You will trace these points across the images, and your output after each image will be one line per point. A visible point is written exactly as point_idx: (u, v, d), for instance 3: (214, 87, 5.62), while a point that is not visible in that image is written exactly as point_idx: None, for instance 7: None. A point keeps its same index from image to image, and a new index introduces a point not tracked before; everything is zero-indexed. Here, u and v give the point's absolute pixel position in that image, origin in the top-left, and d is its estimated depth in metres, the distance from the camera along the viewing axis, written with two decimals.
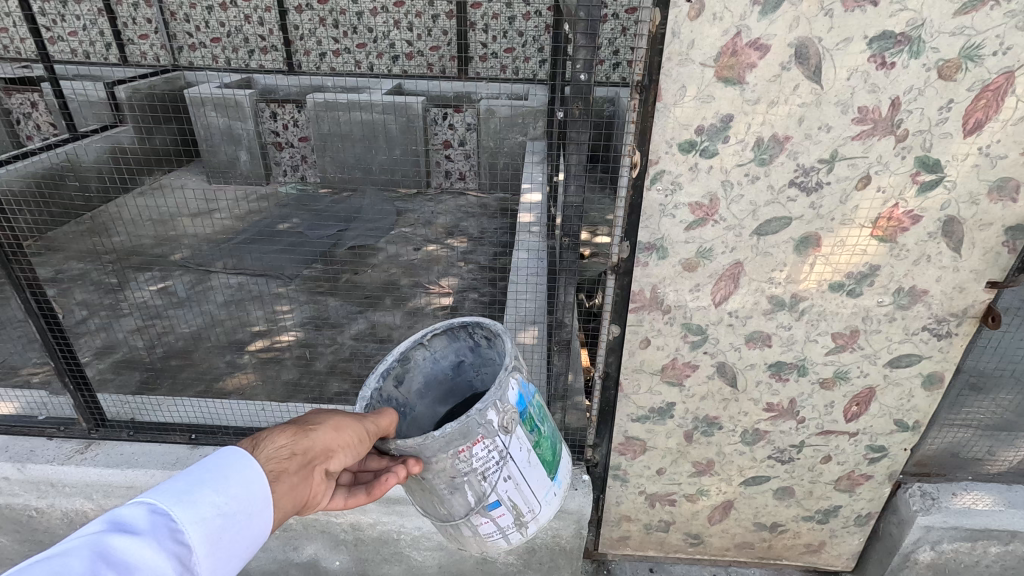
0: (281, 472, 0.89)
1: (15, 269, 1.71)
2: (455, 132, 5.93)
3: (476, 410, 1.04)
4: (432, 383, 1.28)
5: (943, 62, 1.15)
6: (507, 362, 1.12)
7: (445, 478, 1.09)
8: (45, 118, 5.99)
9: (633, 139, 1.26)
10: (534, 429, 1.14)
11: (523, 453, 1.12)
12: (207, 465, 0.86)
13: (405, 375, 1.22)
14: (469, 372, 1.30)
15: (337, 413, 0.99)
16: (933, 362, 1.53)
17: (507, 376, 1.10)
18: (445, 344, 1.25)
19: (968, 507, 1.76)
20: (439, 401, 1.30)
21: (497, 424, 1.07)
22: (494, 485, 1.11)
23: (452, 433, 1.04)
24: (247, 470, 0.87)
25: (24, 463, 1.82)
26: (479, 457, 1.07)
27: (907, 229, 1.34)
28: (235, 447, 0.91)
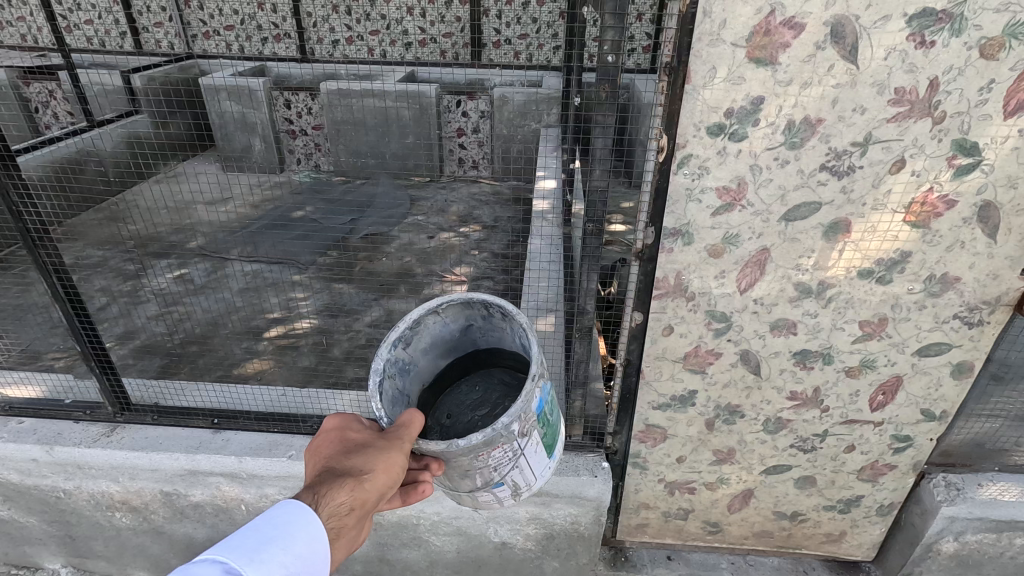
0: (343, 528, 0.87)
1: (41, 253, 1.73)
2: (468, 119, 5.82)
3: (502, 422, 1.05)
4: (438, 342, 1.29)
5: (986, 40, 1.11)
6: (533, 370, 1.11)
7: (458, 473, 1.09)
8: (63, 107, 6.05)
9: (661, 122, 1.24)
10: (546, 426, 1.16)
11: (535, 449, 1.14)
12: (273, 522, 0.85)
13: (415, 338, 1.22)
14: (474, 333, 1.32)
15: (383, 448, 0.94)
16: (963, 351, 1.50)
17: (533, 384, 1.10)
18: (456, 311, 1.25)
19: (994, 497, 1.73)
20: (441, 356, 1.32)
21: (518, 431, 1.08)
22: (503, 479, 1.13)
23: (478, 442, 1.04)
24: (310, 527, 0.85)
25: (52, 446, 1.86)
26: (497, 458, 1.08)
27: (941, 215, 1.31)
28: (294, 500, 0.87)
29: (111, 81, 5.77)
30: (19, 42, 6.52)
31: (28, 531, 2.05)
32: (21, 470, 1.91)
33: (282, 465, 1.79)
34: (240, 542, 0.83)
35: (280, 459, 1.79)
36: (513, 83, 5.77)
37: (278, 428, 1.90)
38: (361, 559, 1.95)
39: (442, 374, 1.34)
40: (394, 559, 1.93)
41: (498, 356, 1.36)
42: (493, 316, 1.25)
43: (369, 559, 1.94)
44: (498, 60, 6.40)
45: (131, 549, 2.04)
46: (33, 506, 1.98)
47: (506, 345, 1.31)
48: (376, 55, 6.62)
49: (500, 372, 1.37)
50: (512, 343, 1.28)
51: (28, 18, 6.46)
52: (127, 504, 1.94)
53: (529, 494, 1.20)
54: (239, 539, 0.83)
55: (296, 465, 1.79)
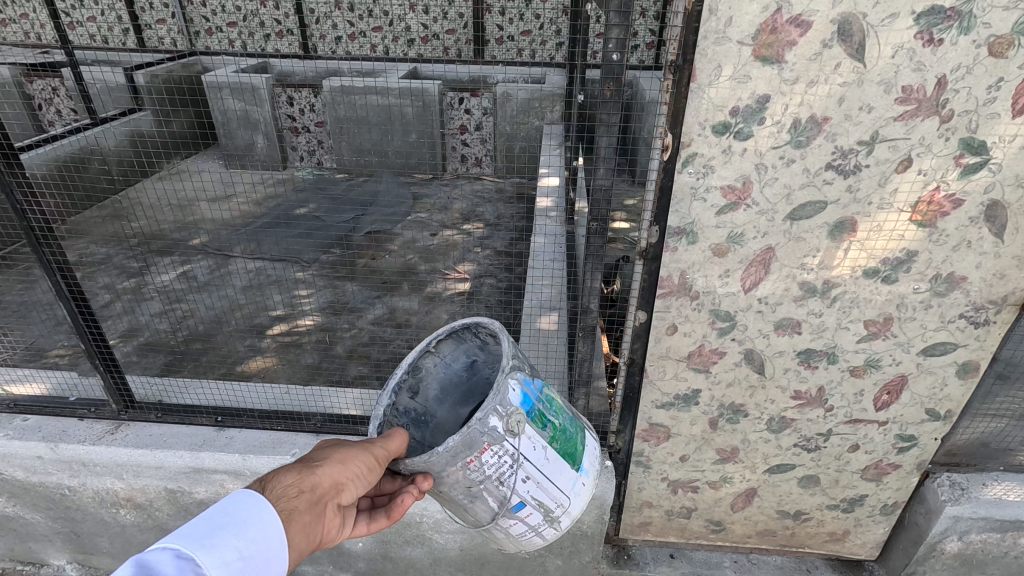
0: (293, 512, 0.85)
1: (45, 252, 1.73)
2: (472, 116, 5.88)
3: (476, 420, 1.03)
4: (450, 386, 1.26)
5: (995, 38, 1.10)
6: (503, 365, 1.09)
7: (462, 488, 1.10)
8: (67, 103, 6.06)
9: (666, 121, 1.23)
10: (547, 425, 1.13)
11: (538, 451, 1.11)
12: (226, 509, 0.83)
13: (419, 384, 1.22)
14: (484, 369, 1.26)
15: (344, 445, 0.97)
16: (968, 350, 1.49)
17: (506, 378, 1.08)
18: (452, 348, 1.23)
19: (998, 497, 1.73)
20: (460, 402, 1.28)
21: (502, 429, 1.05)
22: (513, 487, 1.11)
23: (457, 445, 1.03)
24: (262, 511, 0.83)
25: (57, 443, 1.86)
26: (491, 463, 1.07)
27: (948, 214, 1.30)
28: (246, 489, 0.87)
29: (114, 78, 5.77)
30: (23, 38, 6.53)
31: (33, 527, 2.06)
32: (26, 467, 1.91)
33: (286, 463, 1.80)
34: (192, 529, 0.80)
35: (284, 457, 1.80)
36: (516, 80, 5.76)
37: (282, 426, 1.91)
38: (364, 556, 1.95)
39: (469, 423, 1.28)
40: (397, 557, 1.93)
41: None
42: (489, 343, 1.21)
43: (372, 557, 1.94)
44: (501, 56, 6.41)
45: (136, 546, 2.05)
46: (38, 502, 1.99)
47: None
48: (378, 52, 6.62)
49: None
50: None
51: (31, 15, 6.47)
52: (131, 501, 1.94)
53: (560, 509, 1.19)
54: (190, 526, 0.80)
55: None
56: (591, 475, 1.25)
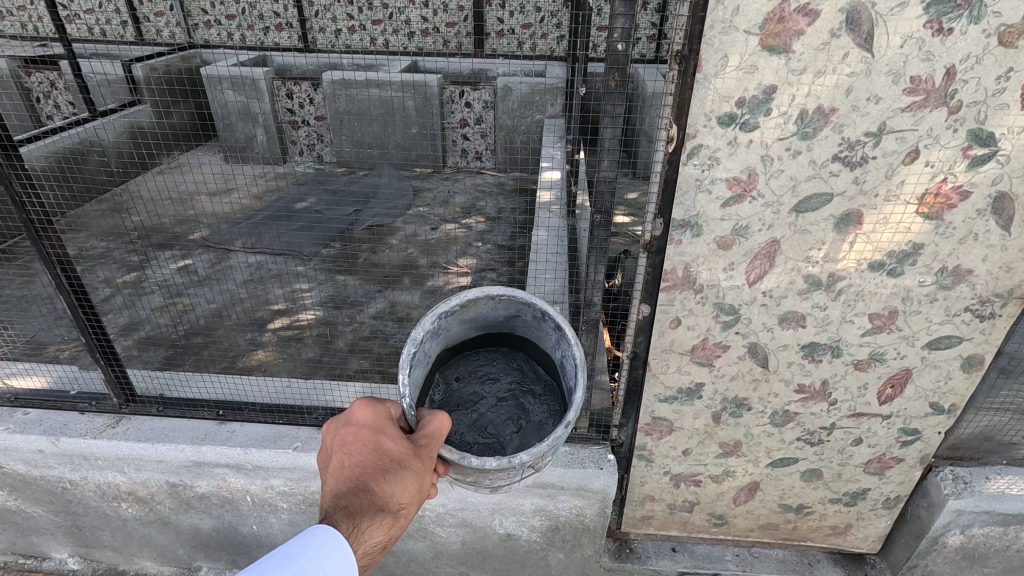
0: (373, 555, 0.92)
1: (44, 245, 1.71)
2: (472, 110, 5.65)
3: (521, 459, 1.10)
4: (477, 317, 1.35)
5: (1005, 28, 1.09)
6: (570, 417, 1.15)
7: (461, 476, 1.16)
8: (65, 97, 6.03)
9: (670, 112, 1.22)
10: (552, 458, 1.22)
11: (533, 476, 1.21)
12: (309, 554, 0.84)
13: (462, 311, 1.28)
14: (518, 321, 1.38)
15: (416, 473, 0.97)
16: (973, 344, 1.48)
17: (563, 433, 1.14)
18: (509, 302, 1.30)
19: (1002, 491, 1.72)
20: (475, 327, 1.39)
21: (529, 466, 1.14)
22: (497, 489, 1.20)
23: (493, 468, 1.10)
24: (343, 561, 0.85)
25: (58, 437, 1.86)
26: (501, 479, 1.15)
27: (954, 207, 1.29)
28: (328, 529, 0.87)
29: (112, 71, 5.72)
30: (19, 31, 6.48)
31: (34, 521, 2.05)
32: (27, 461, 1.91)
33: (288, 456, 1.79)
34: None
35: (285, 451, 1.79)
36: (517, 73, 5.75)
37: (284, 420, 1.90)
38: None
39: (467, 340, 1.42)
40: (399, 550, 1.93)
41: (527, 344, 1.44)
42: (545, 322, 1.30)
43: None
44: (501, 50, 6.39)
45: (137, 539, 2.05)
46: (39, 496, 1.99)
47: (542, 345, 1.39)
48: (378, 45, 6.59)
49: (522, 356, 1.46)
50: (551, 349, 1.35)
51: (27, 7, 6.41)
52: (133, 495, 1.94)
53: None
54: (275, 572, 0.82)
55: (302, 458, 1.78)
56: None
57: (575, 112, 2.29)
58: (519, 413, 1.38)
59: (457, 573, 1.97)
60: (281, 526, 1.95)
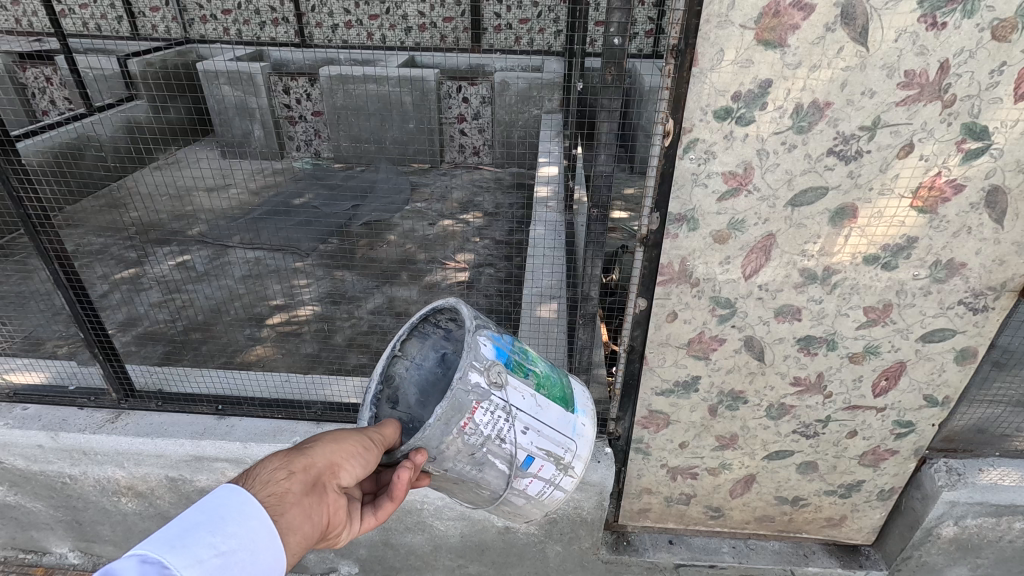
0: (284, 496, 0.85)
1: (43, 240, 1.72)
2: (469, 105, 5.70)
3: (456, 382, 1.03)
4: (429, 387, 1.23)
5: (999, 22, 1.10)
6: (469, 325, 1.11)
7: (466, 458, 1.07)
8: (61, 92, 6.00)
9: (666, 107, 1.22)
10: (528, 373, 1.14)
11: (528, 399, 1.11)
12: (200, 508, 0.81)
13: (397, 393, 1.20)
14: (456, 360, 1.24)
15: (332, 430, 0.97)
16: (967, 337, 1.50)
17: (473, 336, 1.09)
18: (419, 346, 1.22)
19: (994, 483, 1.74)
20: None
21: (486, 384, 1.05)
22: (515, 441, 1.10)
23: (448, 410, 1.02)
24: (245, 505, 0.82)
25: (57, 432, 1.86)
26: (487, 422, 1.06)
27: (948, 200, 1.30)
28: (228, 485, 0.86)
29: (108, 67, 5.71)
30: (14, 26, 6.45)
31: (34, 516, 2.06)
32: (26, 456, 1.92)
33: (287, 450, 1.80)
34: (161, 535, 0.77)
35: (285, 445, 1.80)
36: (515, 69, 5.76)
37: (282, 415, 1.91)
38: (365, 543, 1.96)
39: None
40: (398, 543, 1.94)
41: None
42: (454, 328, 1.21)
43: (373, 544, 1.95)
44: (498, 44, 6.44)
45: (137, 534, 2.06)
46: (39, 491, 2.00)
47: None
48: (375, 40, 6.63)
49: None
50: None
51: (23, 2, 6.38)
52: (132, 490, 1.95)
53: (569, 456, 1.18)
54: (160, 529, 0.77)
55: None
56: (588, 415, 1.27)
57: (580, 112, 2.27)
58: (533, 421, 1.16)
59: (455, 566, 1.98)
60: None
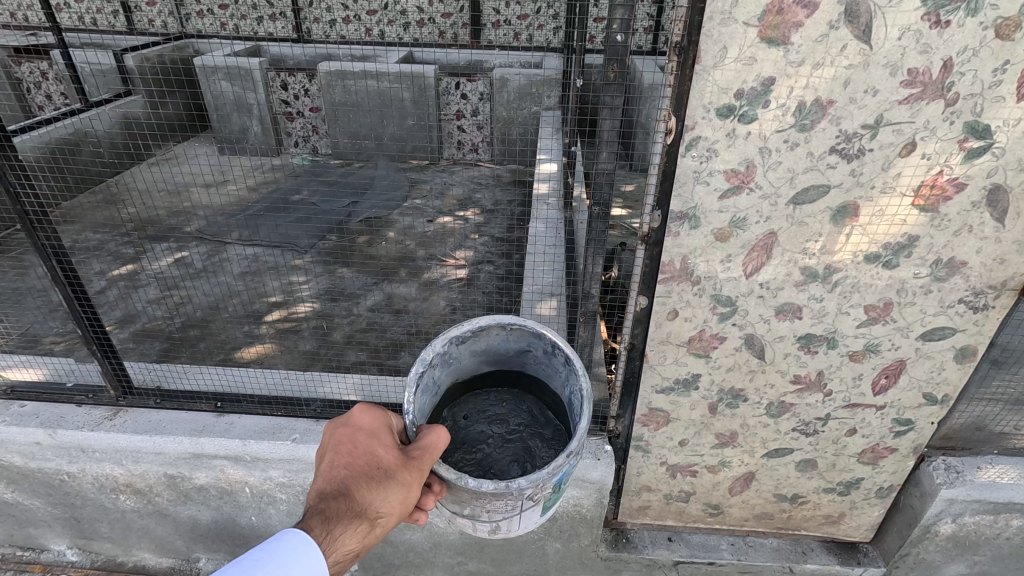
0: (343, 562, 0.90)
1: (39, 237, 1.70)
2: (468, 102, 5.66)
3: (519, 485, 1.10)
4: (489, 351, 1.36)
5: (1002, 20, 1.10)
6: (572, 446, 1.14)
7: (456, 500, 1.15)
8: (57, 87, 5.97)
9: (669, 104, 1.22)
10: (555, 494, 1.20)
11: (533, 509, 1.19)
12: (277, 560, 0.84)
13: (473, 339, 1.29)
14: (528, 357, 1.38)
15: (400, 484, 0.97)
16: (966, 335, 1.50)
17: (566, 460, 1.13)
18: (522, 335, 1.31)
19: (993, 480, 1.74)
20: (487, 363, 1.40)
21: (529, 494, 1.12)
22: (494, 521, 1.18)
23: (487, 491, 1.09)
24: (313, 566, 0.85)
25: (55, 429, 1.85)
26: (498, 507, 1.13)
27: (950, 199, 1.30)
28: (298, 533, 0.87)
29: (105, 61, 5.68)
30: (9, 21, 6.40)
31: (32, 513, 2.06)
32: (24, 453, 1.91)
33: (287, 448, 1.80)
34: None
35: (284, 442, 1.80)
36: (512, 64, 5.76)
37: (282, 412, 1.91)
38: None
39: (479, 374, 1.43)
40: (397, 540, 1.94)
41: (538, 386, 1.43)
42: (556, 357, 1.30)
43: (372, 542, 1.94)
44: (497, 40, 6.46)
45: (136, 531, 2.06)
46: (37, 488, 1.99)
47: (551, 384, 1.38)
48: (373, 36, 6.63)
49: (532, 398, 1.45)
50: (560, 387, 1.35)
51: None
52: (131, 486, 1.94)
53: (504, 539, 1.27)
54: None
55: (301, 449, 1.79)
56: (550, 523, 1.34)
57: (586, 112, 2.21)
58: (524, 455, 1.37)
59: (455, 563, 1.99)
60: (280, 518, 1.96)
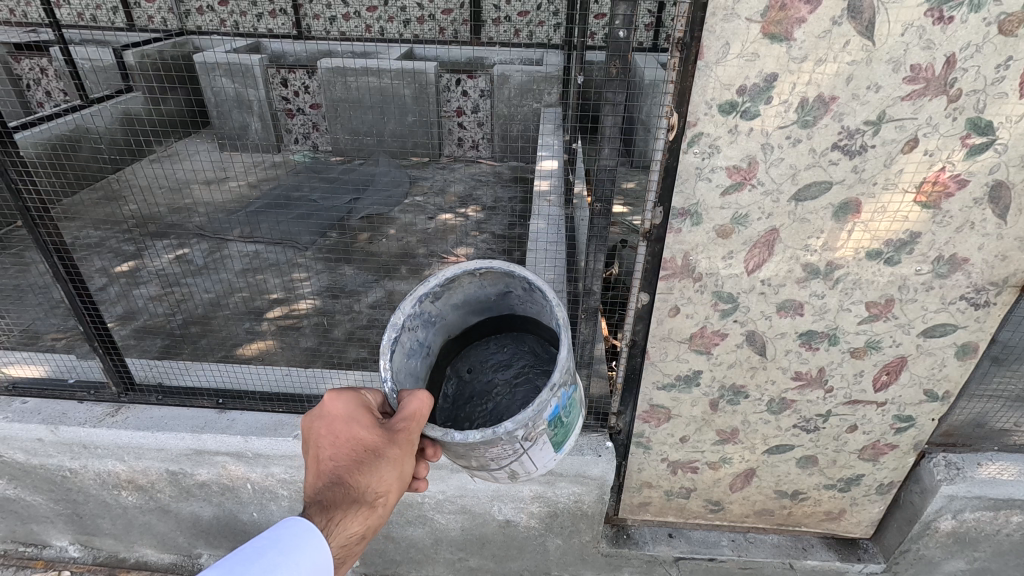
0: (352, 545, 0.95)
1: (41, 233, 1.70)
2: (468, 99, 5.69)
3: (505, 428, 1.05)
4: (470, 300, 1.32)
5: (1005, 16, 1.09)
6: (554, 379, 1.08)
7: (461, 459, 1.14)
8: (56, 84, 5.97)
9: (671, 100, 1.22)
10: (559, 427, 1.15)
11: (542, 449, 1.14)
12: (279, 548, 0.86)
13: (447, 293, 1.25)
14: (511, 299, 1.35)
15: (392, 464, 0.97)
16: (968, 332, 1.50)
17: (549, 393, 1.08)
18: (494, 276, 1.26)
19: (993, 477, 1.75)
20: (472, 312, 1.36)
21: (522, 435, 1.08)
22: (507, 471, 1.16)
23: (476, 441, 1.06)
24: (318, 554, 0.89)
25: (57, 425, 1.86)
26: (499, 455, 1.10)
27: (952, 195, 1.30)
28: (304, 524, 0.91)
29: (105, 58, 5.68)
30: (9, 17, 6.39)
31: (34, 509, 2.06)
32: (26, 449, 1.91)
33: (288, 444, 1.80)
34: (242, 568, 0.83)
35: (286, 439, 1.80)
36: (513, 62, 5.76)
37: (283, 408, 1.91)
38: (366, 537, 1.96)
39: (470, 327, 1.40)
40: (399, 537, 1.95)
41: (533, 324, 1.40)
42: (533, 292, 1.26)
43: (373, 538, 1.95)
44: (497, 37, 6.47)
45: (137, 527, 2.06)
46: (39, 485, 1.99)
47: (539, 319, 1.35)
48: (373, 32, 6.63)
49: (531, 338, 1.42)
50: (548, 322, 1.31)
51: None
52: (132, 483, 1.95)
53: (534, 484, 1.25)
54: (243, 565, 0.84)
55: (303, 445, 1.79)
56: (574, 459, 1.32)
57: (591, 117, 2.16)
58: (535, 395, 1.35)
59: (456, 559, 1.99)
60: (281, 514, 1.96)
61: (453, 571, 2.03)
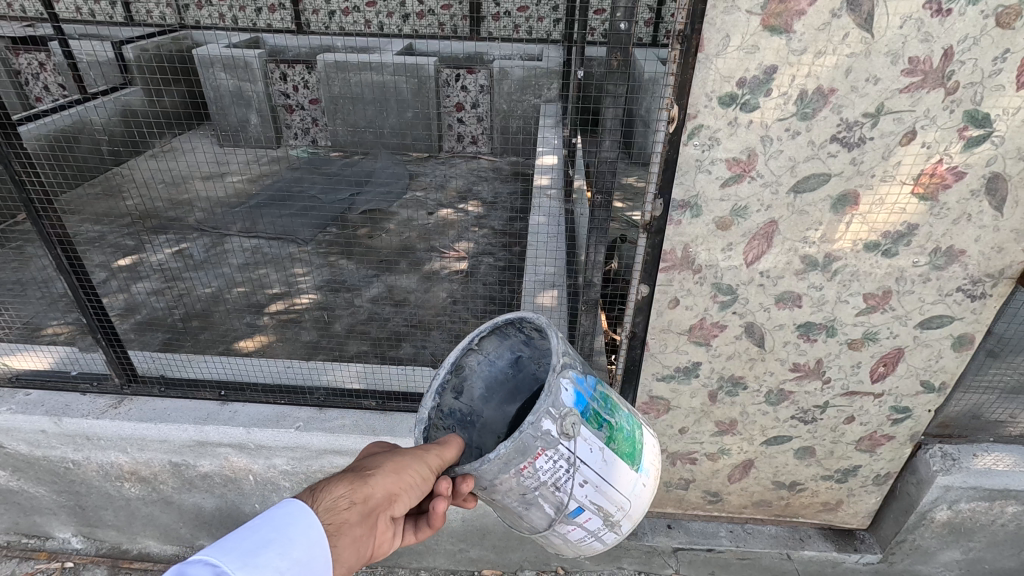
0: (342, 526, 0.83)
1: (44, 225, 1.70)
2: (468, 94, 5.64)
3: (528, 425, 0.96)
4: (493, 385, 1.21)
5: (1003, 8, 1.10)
6: (556, 362, 1.02)
7: (516, 496, 1.02)
8: (54, 79, 5.97)
9: (672, 93, 1.22)
10: (603, 425, 1.06)
11: (596, 453, 1.03)
12: (273, 524, 0.81)
13: (463, 384, 1.17)
14: (529, 366, 1.22)
15: (394, 453, 0.94)
16: (964, 324, 1.51)
17: (556, 377, 1.01)
18: (496, 344, 1.18)
19: (989, 467, 1.77)
20: (507, 400, 1.22)
21: (556, 432, 0.98)
22: (570, 493, 1.03)
23: (510, 452, 0.96)
24: (311, 530, 0.81)
25: (60, 417, 1.87)
26: (547, 469, 0.99)
27: (950, 187, 1.31)
28: (296, 500, 0.85)
29: (103, 53, 5.68)
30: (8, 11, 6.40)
31: (37, 501, 2.07)
32: (29, 441, 1.92)
33: (290, 435, 1.81)
34: (234, 544, 0.77)
35: (288, 430, 1.81)
36: (513, 57, 5.76)
37: (285, 400, 1.92)
38: None
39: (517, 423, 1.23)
40: None
41: None
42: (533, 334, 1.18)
43: None
44: (497, 32, 6.52)
45: (140, 518, 2.08)
46: (42, 476, 2.01)
47: None
48: (372, 27, 6.65)
49: None
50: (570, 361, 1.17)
51: None
52: (135, 474, 1.96)
53: (619, 514, 1.11)
54: (234, 539, 0.78)
55: (304, 436, 1.80)
56: (653, 475, 1.17)
57: (590, 115, 2.16)
58: None
59: (457, 550, 2.01)
60: None
61: (454, 562, 2.04)
